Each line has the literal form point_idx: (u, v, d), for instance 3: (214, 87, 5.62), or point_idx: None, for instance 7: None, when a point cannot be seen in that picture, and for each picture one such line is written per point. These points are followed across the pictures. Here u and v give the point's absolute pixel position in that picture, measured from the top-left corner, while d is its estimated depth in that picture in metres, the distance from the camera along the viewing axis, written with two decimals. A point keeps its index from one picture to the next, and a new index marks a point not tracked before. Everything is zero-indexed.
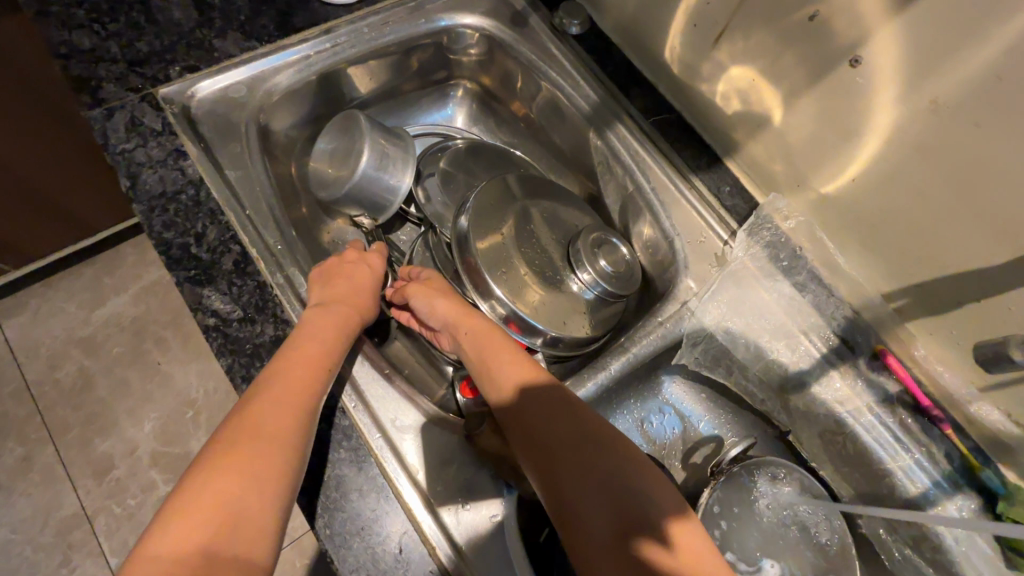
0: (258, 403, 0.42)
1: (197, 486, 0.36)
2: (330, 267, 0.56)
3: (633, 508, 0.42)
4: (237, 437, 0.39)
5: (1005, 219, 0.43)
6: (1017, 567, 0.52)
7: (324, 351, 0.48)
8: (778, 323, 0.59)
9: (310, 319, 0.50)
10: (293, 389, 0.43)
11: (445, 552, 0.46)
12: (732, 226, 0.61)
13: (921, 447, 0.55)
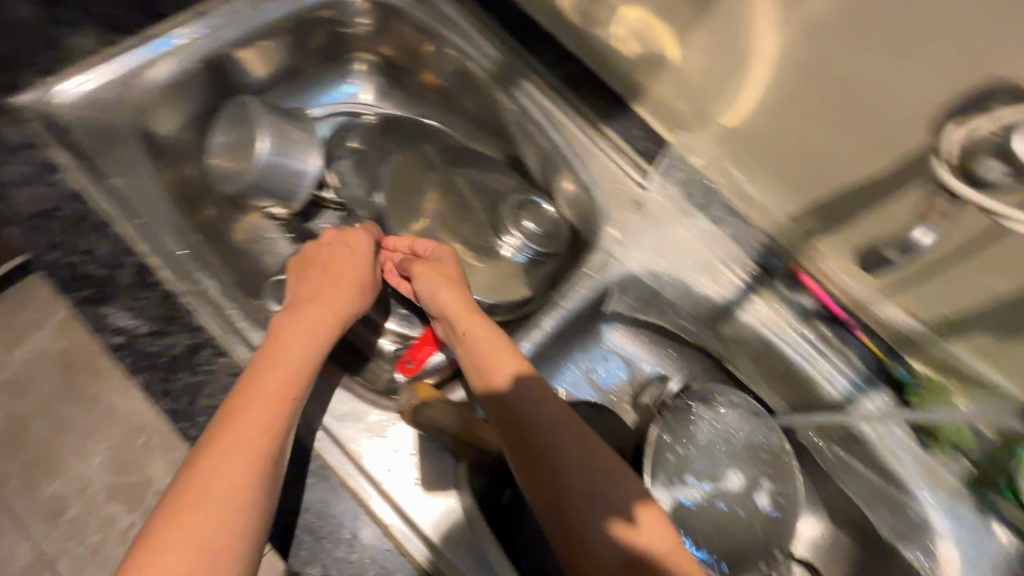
0: (229, 432, 0.42)
1: (183, 505, 0.38)
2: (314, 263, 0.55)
3: (615, 510, 0.45)
4: (204, 474, 0.39)
5: (882, 130, 0.46)
6: (928, 447, 0.57)
7: (296, 368, 0.46)
8: (701, 258, 0.61)
9: (282, 328, 0.48)
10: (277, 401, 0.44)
11: (401, 529, 0.47)
12: (647, 169, 0.62)
13: (840, 355, 0.59)
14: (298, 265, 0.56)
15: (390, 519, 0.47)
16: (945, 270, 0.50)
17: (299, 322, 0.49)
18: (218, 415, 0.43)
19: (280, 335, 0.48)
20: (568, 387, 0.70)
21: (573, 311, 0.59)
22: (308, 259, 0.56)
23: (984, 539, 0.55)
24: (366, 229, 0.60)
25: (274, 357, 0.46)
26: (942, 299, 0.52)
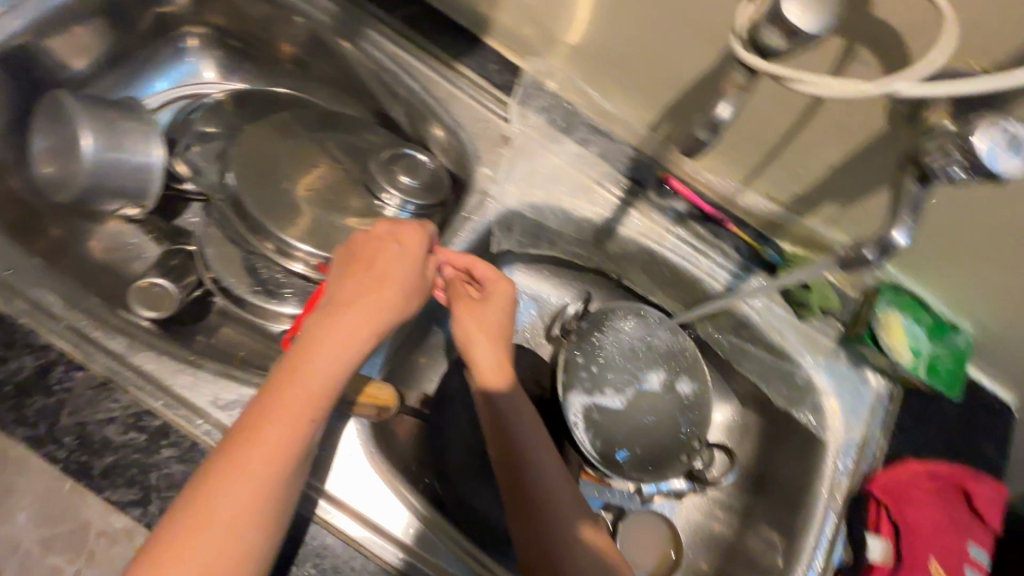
0: (238, 471, 0.38)
1: (183, 535, 0.36)
2: (377, 261, 0.48)
3: (579, 527, 0.48)
4: (215, 491, 0.37)
5: (700, 18, 0.48)
6: (804, 317, 0.62)
7: (324, 397, 0.41)
8: (577, 180, 0.62)
9: (316, 335, 0.43)
10: (289, 445, 0.39)
11: (324, 507, 0.46)
12: (509, 102, 0.62)
13: (717, 249, 0.62)
14: (350, 255, 0.49)
15: (343, 527, 0.46)
16: (786, 150, 0.53)
17: (329, 338, 0.43)
18: (235, 433, 0.39)
19: (311, 352, 0.42)
20: None
21: (461, 255, 0.59)
22: (352, 256, 0.49)
23: (860, 388, 0.61)
24: (422, 225, 0.51)
25: (313, 364, 0.42)
26: (790, 178, 0.56)
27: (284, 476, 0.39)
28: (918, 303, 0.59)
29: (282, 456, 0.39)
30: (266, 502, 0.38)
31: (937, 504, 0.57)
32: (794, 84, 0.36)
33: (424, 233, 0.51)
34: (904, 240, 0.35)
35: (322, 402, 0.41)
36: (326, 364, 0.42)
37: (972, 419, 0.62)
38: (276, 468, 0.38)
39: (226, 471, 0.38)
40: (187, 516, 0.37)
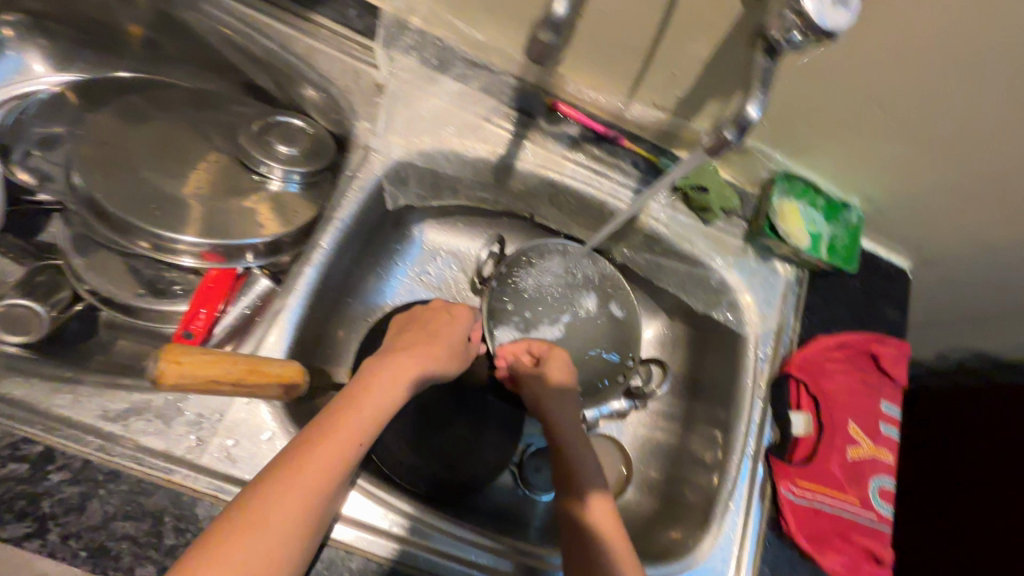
0: (303, 471, 0.38)
1: (240, 528, 0.34)
2: (428, 326, 0.55)
3: (604, 513, 0.51)
4: (279, 484, 0.37)
5: None
6: (709, 221, 0.63)
7: (373, 424, 0.42)
8: (464, 119, 0.60)
9: (377, 371, 0.46)
10: (345, 449, 0.40)
11: None
12: (376, 49, 0.58)
13: (616, 168, 0.62)
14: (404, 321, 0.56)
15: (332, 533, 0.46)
16: (659, 53, 0.52)
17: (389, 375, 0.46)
18: (297, 440, 0.40)
19: (373, 379, 0.45)
20: (403, 295, 0.69)
21: (351, 218, 0.56)
22: (410, 325, 0.56)
23: (771, 279, 0.63)
24: (470, 306, 0.60)
25: (373, 387, 0.44)
26: (670, 83, 0.55)
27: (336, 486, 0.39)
28: (809, 188, 0.61)
29: (330, 468, 0.39)
30: (310, 507, 0.37)
31: (848, 371, 0.61)
32: None
33: (468, 305, 0.60)
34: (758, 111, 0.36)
35: (373, 423, 0.42)
36: (384, 386, 0.45)
37: (871, 288, 0.66)
38: (333, 479, 0.39)
39: (290, 468, 0.38)
40: (247, 510, 0.35)
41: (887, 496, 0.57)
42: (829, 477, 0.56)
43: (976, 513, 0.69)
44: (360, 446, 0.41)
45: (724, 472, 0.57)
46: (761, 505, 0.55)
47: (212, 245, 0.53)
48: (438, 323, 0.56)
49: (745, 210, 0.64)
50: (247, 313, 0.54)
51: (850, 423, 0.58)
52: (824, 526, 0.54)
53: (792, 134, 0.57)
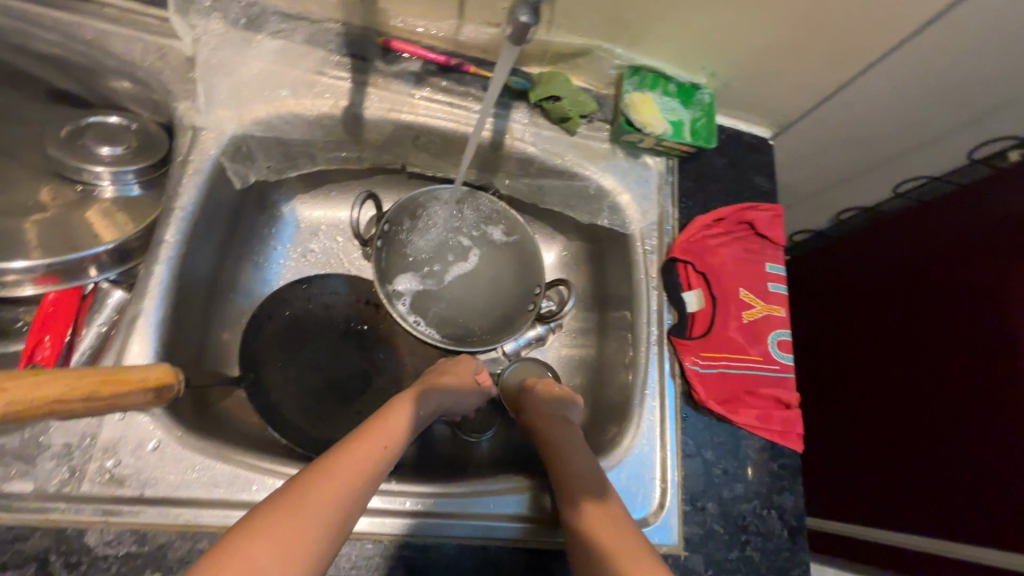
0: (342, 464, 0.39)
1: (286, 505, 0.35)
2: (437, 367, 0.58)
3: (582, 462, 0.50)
4: (303, 492, 0.36)
5: None
6: (571, 130, 0.63)
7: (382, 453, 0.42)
8: (295, 78, 0.56)
9: (387, 411, 0.47)
10: (374, 452, 0.42)
11: (151, 512, 0.42)
12: (172, 18, 0.53)
13: (468, 97, 0.60)
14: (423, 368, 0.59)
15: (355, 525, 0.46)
16: None
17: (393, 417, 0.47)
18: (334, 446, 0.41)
19: (386, 416, 0.46)
20: (290, 276, 0.67)
21: (196, 206, 0.52)
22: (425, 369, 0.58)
23: (644, 174, 0.65)
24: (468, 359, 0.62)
25: (396, 411, 0.47)
26: None
27: (365, 488, 0.39)
28: (657, 76, 0.63)
29: (364, 465, 0.40)
30: (342, 494, 0.37)
31: (729, 243, 0.64)
32: None
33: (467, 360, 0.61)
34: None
35: (392, 437, 0.44)
36: (402, 411, 0.48)
37: (738, 160, 0.69)
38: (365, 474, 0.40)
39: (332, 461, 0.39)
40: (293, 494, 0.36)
41: (786, 347, 0.61)
42: (729, 343, 0.59)
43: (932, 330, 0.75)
44: (385, 452, 0.43)
45: (635, 364, 0.59)
46: (673, 384, 0.58)
47: (45, 266, 0.48)
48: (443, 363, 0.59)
49: (604, 111, 0.64)
50: (105, 331, 0.50)
51: (740, 290, 0.61)
52: (731, 387, 0.58)
53: (622, 21, 0.56)
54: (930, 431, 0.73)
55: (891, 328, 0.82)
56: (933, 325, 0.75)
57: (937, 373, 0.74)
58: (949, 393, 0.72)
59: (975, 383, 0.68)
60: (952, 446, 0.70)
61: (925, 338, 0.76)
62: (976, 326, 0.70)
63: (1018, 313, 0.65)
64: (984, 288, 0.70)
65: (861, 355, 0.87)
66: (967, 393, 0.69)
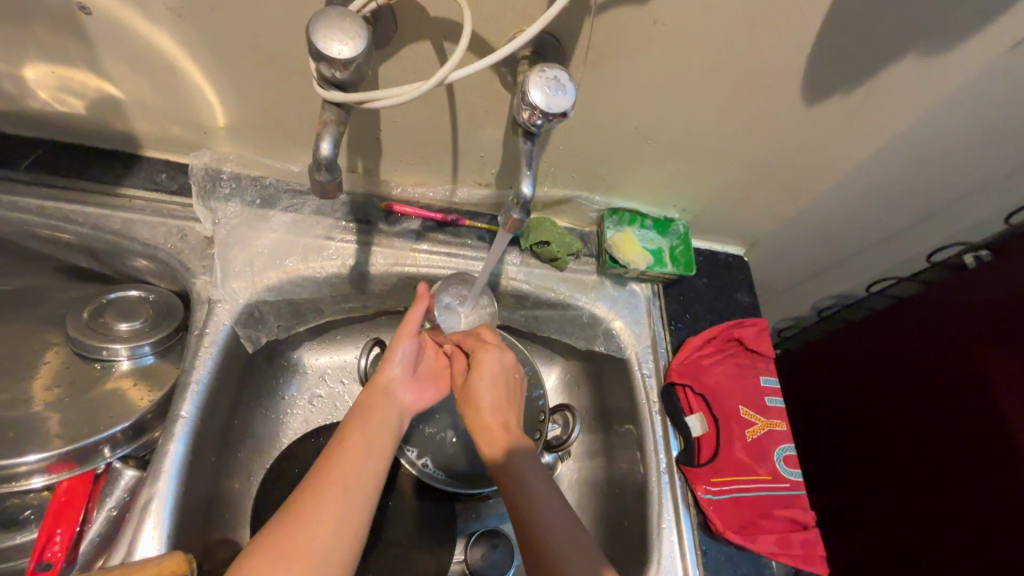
0: (331, 466, 0.47)
1: (292, 511, 0.43)
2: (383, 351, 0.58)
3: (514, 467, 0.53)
4: (306, 505, 0.44)
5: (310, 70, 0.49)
6: (561, 267, 0.68)
7: (370, 447, 0.50)
8: (306, 244, 0.61)
9: (361, 411, 0.54)
10: (360, 452, 0.49)
11: None
12: (194, 203, 0.58)
13: (466, 246, 0.65)
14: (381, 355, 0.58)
15: None
16: (461, 143, 0.57)
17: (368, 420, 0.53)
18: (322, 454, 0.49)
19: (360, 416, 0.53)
20: (298, 425, 0.68)
21: (210, 376, 0.54)
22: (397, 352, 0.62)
23: (633, 301, 0.69)
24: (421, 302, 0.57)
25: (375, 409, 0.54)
26: (483, 163, 0.60)
27: (360, 480, 0.47)
28: (635, 215, 0.69)
29: (356, 463, 0.48)
30: (339, 488, 0.46)
31: (722, 360, 0.66)
32: (370, 104, 0.38)
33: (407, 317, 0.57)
34: (529, 189, 0.43)
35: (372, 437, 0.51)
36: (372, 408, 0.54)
37: (717, 279, 0.74)
38: (354, 468, 0.48)
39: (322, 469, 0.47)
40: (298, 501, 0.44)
41: (792, 461, 0.62)
42: (738, 464, 0.59)
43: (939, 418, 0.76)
44: (369, 448, 0.50)
45: (648, 494, 0.60)
46: (688, 514, 0.59)
47: (60, 455, 0.49)
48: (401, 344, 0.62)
49: (589, 247, 0.70)
50: (114, 515, 0.51)
51: (740, 407, 0.62)
52: (745, 512, 0.58)
53: (599, 177, 0.63)
54: (921, 483, 0.77)
55: (889, 418, 0.84)
56: (939, 410, 0.76)
57: (936, 456, 0.75)
58: (942, 451, 0.75)
59: (979, 471, 0.70)
60: (943, 488, 0.74)
61: (932, 422, 0.77)
62: (969, 415, 0.72)
63: (1009, 406, 0.67)
64: (980, 371, 0.71)
65: (869, 445, 0.87)
66: (973, 481, 0.70)
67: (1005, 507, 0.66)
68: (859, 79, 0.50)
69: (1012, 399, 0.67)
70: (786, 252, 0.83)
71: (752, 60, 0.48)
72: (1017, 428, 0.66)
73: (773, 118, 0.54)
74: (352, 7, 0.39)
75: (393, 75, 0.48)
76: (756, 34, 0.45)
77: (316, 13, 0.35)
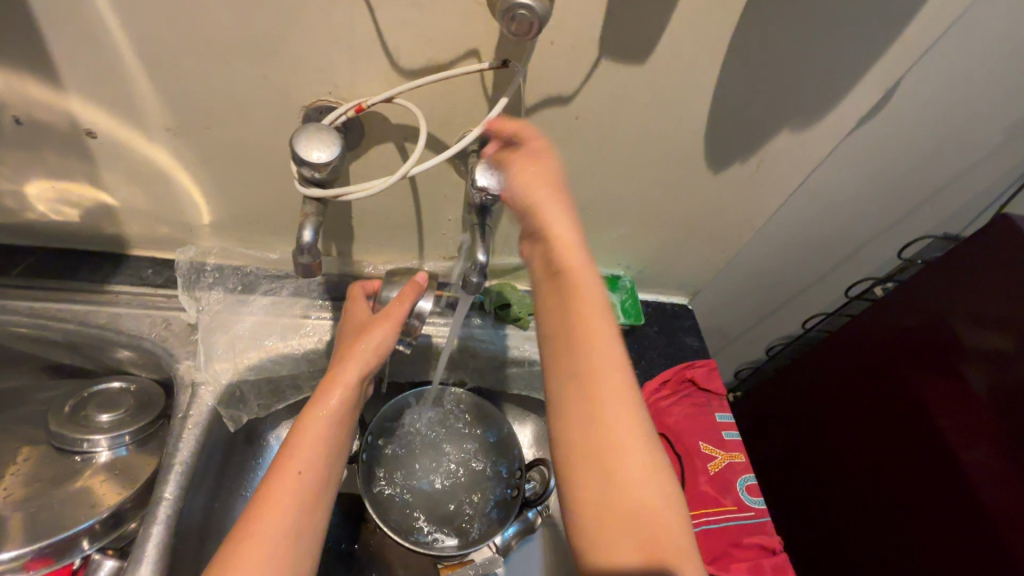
0: (265, 503, 0.45)
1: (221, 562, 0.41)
2: (348, 334, 0.56)
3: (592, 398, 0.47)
4: (236, 556, 0.42)
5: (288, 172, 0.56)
6: (525, 325, 0.73)
7: (326, 452, 0.49)
8: (285, 323, 0.65)
9: (307, 418, 0.49)
10: (291, 484, 0.46)
11: None
12: (179, 295, 0.63)
13: (435, 313, 0.70)
14: (346, 338, 0.56)
15: None
16: (425, 223, 0.64)
17: (307, 431, 0.49)
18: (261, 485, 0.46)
19: (304, 427, 0.49)
20: None
21: (193, 456, 0.55)
22: (348, 331, 0.57)
23: None
24: (358, 300, 0.60)
25: (313, 419, 0.49)
26: (446, 239, 0.67)
27: (295, 517, 0.45)
28: None
29: (289, 496, 0.45)
30: (273, 531, 0.43)
31: (679, 400, 0.72)
32: (345, 197, 0.45)
33: (360, 301, 0.59)
34: (484, 257, 0.51)
35: (309, 459, 0.47)
36: (311, 420, 0.49)
37: (667, 328, 0.81)
38: (287, 504, 0.45)
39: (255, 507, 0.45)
40: (229, 550, 0.42)
41: (755, 490, 0.66)
42: (702, 497, 0.64)
43: (891, 436, 0.82)
44: (302, 471, 0.47)
45: None
46: None
47: (35, 550, 0.50)
48: (350, 322, 0.58)
49: None
50: None
51: (700, 443, 0.68)
52: (716, 543, 0.61)
53: None
54: (892, 496, 0.81)
55: (846, 449, 0.89)
56: (888, 428, 0.82)
57: (902, 471, 0.79)
58: (905, 465, 0.79)
59: (937, 487, 0.75)
60: (912, 497, 0.78)
61: (889, 442, 0.82)
62: (915, 429, 0.78)
63: (944, 419, 0.74)
64: (910, 389, 0.79)
65: (830, 474, 0.92)
66: (936, 501, 0.75)
67: (967, 520, 0.71)
68: (751, 149, 0.61)
69: (949, 415, 0.74)
70: (726, 299, 0.93)
71: (662, 139, 0.58)
72: (957, 441, 0.72)
73: (688, 184, 0.65)
74: (327, 120, 0.48)
75: (362, 169, 0.56)
76: (660, 121, 0.56)
77: (298, 129, 0.42)
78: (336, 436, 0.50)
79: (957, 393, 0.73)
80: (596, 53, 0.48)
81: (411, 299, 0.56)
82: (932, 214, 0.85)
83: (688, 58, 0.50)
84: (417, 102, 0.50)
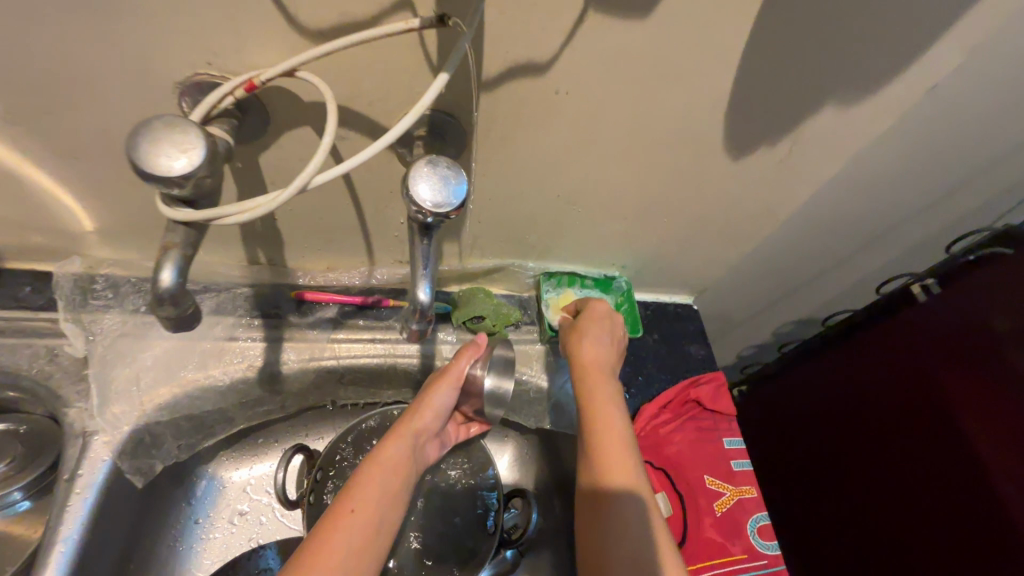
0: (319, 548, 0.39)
1: None
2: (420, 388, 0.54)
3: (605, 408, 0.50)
4: None
5: None
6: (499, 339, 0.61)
7: (385, 507, 0.44)
8: (204, 347, 0.53)
9: (373, 462, 0.46)
10: (353, 538, 0.41)
11: None
12: (62, 320, 0.50)
13: (392, 328, 0.58)
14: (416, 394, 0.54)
15: None
16: (369, 224, 0.52)
17: (371, 480, 0.44)
18: (316, 528, 0.41)
19: (369, 470, 0.45)
20: (214, 555, 0.56)
21: (85, 529, 0.45)
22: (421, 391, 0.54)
23: None
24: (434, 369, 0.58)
25: (377, 467, 0.45)
26: (400, 242, 0.55)
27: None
28: (574, 276, 0.65)
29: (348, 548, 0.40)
30: None
31: (681, 425, 0.61)
32: (225, 220, 0.31)
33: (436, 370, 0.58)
34: (426, 296, 0.40)
35: (371, 514, 0.43)
36: (379, 467, 0.46)
37: (669, 333, 0.70)
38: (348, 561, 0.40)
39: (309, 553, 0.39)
40: None
41: (768, 532, 0.56)
42: (708, 545, 0.55)
43: (906, 436, 0.73)
44: (359, 519, 0.42)
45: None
46: None
47: None
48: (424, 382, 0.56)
49: (529, 314, 0.64)
50: None
51: (705, 477, 0.58)
52: None
53: (529, 243, 0.59)
54: (909, 502, 0.72)
55: (851, 445, 0.81)
56: (902, 429, 0.73)
57: (918, 470, 0.71)
58: (921, 463, 0.70)
59: (962, 493, 0.65)
60: (933, 502, 0.68)
61: (901, 442, 0.73)
62: (932, 428, 0.69)
63: (963, 414, 0.66)
64: (932, 388, 0.70)
65: (839, 479, 0.83)
66: (962, 509, 0.65)
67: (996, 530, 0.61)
68: (784, 129, 0.47)
69: (969, 411, 0.65)
70: (734, 292, 0.81)
71: (670, 117, 0.44)
72: (978, 440, 0.64)
73: (700, 172, 0.51)
74: (204, 104, 0.33)
75: (277, 164, 0.43)
76: (668, 93, 0.42)
77: (138, 125, 0.29)
78: (401, 497, 0.46)
79: (986, 394, 0.64)
80: (581, 3, 0.34)
81: (473, 358, 0.51)
82: (984, 196, 0.72)
83: (711, 9, 0.36)
84: (337, 74, 0.37)
